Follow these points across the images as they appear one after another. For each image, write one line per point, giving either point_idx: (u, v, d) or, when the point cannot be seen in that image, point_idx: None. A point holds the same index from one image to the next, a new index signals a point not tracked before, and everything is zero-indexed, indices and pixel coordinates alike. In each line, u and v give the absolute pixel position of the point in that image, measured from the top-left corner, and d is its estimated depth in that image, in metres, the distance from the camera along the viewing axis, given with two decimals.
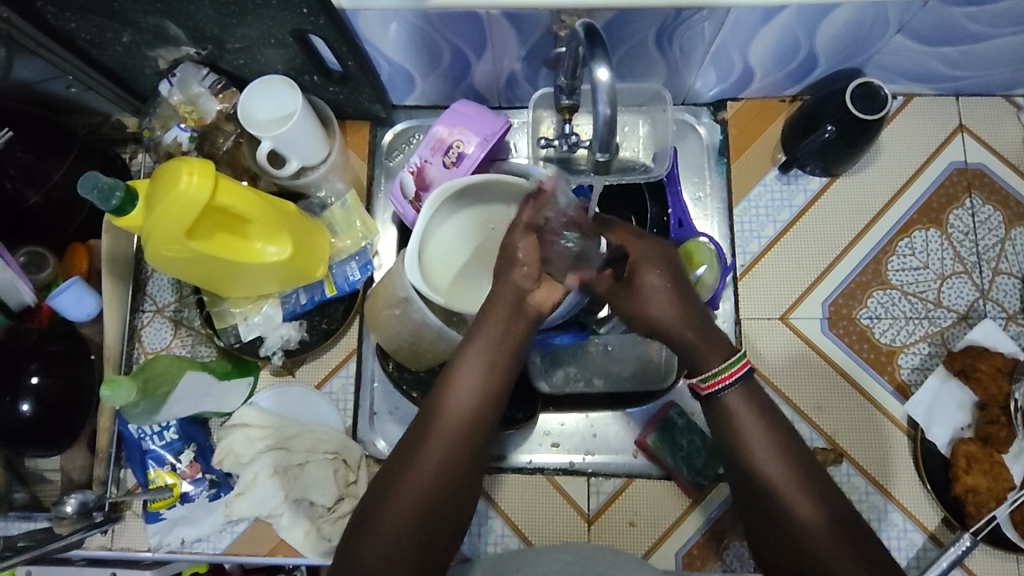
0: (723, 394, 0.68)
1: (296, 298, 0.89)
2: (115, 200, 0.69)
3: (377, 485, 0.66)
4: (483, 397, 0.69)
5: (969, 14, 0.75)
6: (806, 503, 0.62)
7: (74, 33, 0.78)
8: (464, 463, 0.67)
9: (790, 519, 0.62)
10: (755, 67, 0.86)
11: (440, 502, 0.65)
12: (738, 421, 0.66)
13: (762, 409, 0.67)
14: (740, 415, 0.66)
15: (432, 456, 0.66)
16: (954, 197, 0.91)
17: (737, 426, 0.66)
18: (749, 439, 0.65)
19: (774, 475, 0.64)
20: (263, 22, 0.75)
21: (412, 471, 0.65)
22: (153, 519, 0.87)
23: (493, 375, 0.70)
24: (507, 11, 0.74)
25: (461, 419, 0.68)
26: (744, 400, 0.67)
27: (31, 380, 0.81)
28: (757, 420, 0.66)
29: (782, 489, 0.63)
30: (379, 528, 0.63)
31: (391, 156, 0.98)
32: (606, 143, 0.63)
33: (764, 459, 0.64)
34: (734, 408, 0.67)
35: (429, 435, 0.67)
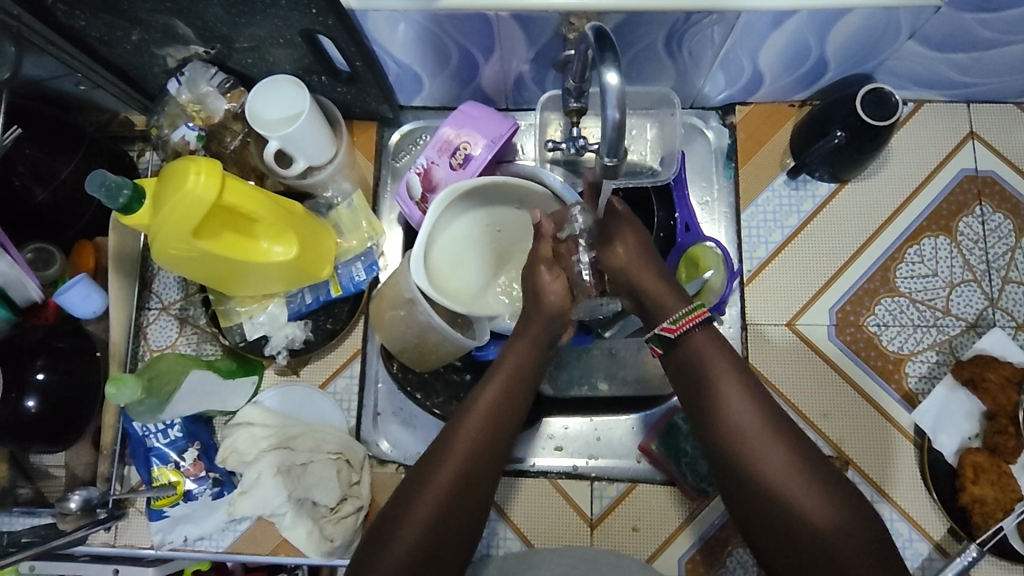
0: (691, 337, 0.67)
1: (301, 298, 0.90)
2: (122, 198, 0.69)
3: (406, 486, 0.66)
4: (512, 407, 0.70)
5: (983, 20, 0.75)
6: (774, 453, 0.61)
7: (84, 31, 0.78)
8: (494, 470, 0.67)
9: (758, 468, 0.61)
10: (765, 72, 0.86)
11: (449, 520, 0.64)
12: (704, 365, 0.66)
13: (728, 353, 0.67)
14: (705, 360, 0.66)
15: (464, 456, 0.66)
16: (964, 204, 0.91)
17: (702, 371, 0.66)
18: (716, 384, 0.65)
19: (740, 422, 0.63)
20: (272, 22, 0.74)
21: (444, 470, 0.65)
22: (157, 517, 0.87)
23: (522, 390, 0.72)
24: (515, 13, 0.74)
25: (493, 426, 0.68)
26: (711, 346, 0.67)
27: (38, 375, 0.80)
28: (724, 366, 0.66)
29: (750, 441, 0.62)
30: (407, 527, 0.63)
31: (398, 157, 0.98)
32: (615, 147, 0.61)
33: (731, 406, 0.64)
34: (700, 351, 0.67)
35: (460, 437, 0.67)
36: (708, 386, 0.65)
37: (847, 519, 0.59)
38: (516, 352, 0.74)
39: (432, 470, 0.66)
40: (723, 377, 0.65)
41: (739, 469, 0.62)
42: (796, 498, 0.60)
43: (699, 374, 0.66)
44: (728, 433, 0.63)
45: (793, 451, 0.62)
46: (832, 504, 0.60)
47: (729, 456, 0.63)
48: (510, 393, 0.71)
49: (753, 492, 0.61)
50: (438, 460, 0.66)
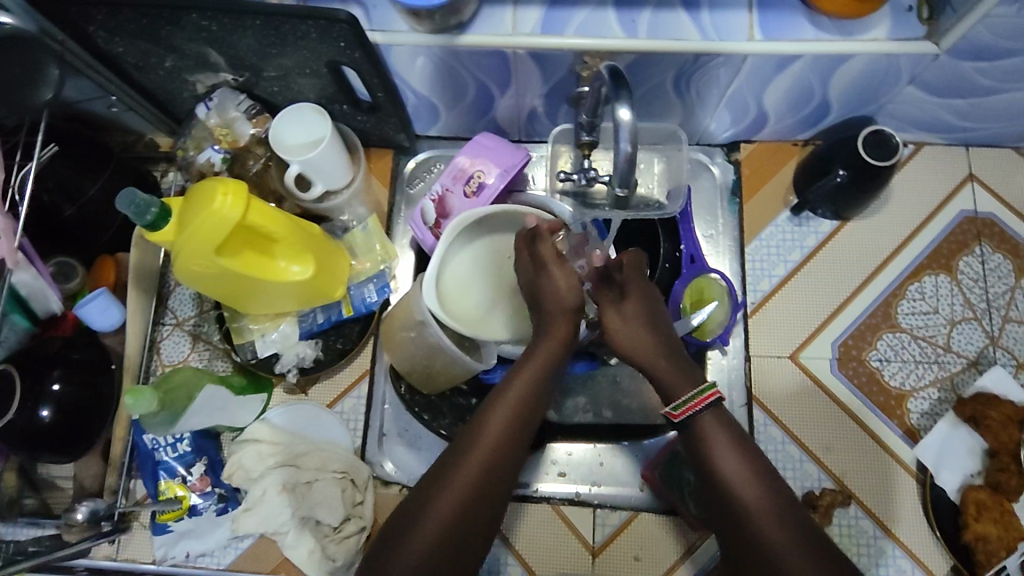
0: (698, 420, 0.67)
1: (313, 317, 0.92)
2: (149, 215, 0.72)
3: (418, 492, 0.66)
4: (510, 440, 0.68)
5: (979, 69, 0.78)
6: (781, 528, 0.61)
7: (121, 57, 0.82)
8: (485, 509, 0.66)
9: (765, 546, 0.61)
10: (769, 112, 0.89)
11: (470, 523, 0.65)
12: (722, 462, 0.65)
13: (733, 435, 0.66)
14: (717, 442, 0.66)
15: (457, 495, 0.65)
16: (964, 244, 0.93)
17: (715, 458, 0.65)
18: (722, 463, 0.65)
19: (757, 507, 0.62)
20: (301, 53, 0.78)
21: (434, 511, 0.64)
22: (161, 531, 0.88)
23: (525, 419, 0.69)
24: (532, 50, 0.77)
25: (489, 462, 0.66)
26: (719, 424, 0.67)
27: (54, 386, 0.82)
28: (738, 454, 0.65)
29: (754, 516, 0.62)
30: (412, 545, 0.63)
31: (412, 184, 1.01)
32: (626, 179, 0.63)
33: (746, 489, 0.63)
34: (710, 434, 0.66)
35: (454, 475, 0.66)
36: (727, 480, 0.64)
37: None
38: (521, 378, 0.70)
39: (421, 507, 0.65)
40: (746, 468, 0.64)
41: (744, 546, 0.62)
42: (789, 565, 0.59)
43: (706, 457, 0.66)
44: (742, 518, 0.62)
45: (793, 522, 0.62)
46: (820, 564, 0.60)
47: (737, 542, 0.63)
48: (511, 424, 0.68)
49: (756, 565, 0.61)
50: (428, 498, 0.65)
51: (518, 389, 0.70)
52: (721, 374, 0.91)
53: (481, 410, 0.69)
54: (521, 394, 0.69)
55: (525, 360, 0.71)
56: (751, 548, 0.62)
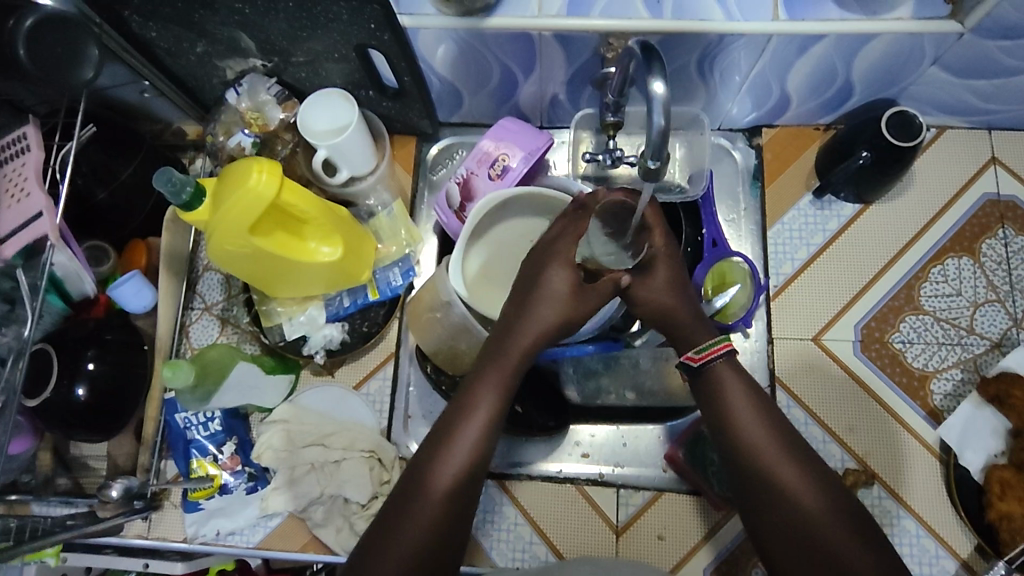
0: (713, 368, 0.68)
1: (339, 300, 0.94)
2: (185, 194, 0.73)
3: (412, 471, 0.66)
4: (491, 422, 0.68)
5: (1004, 48, 0.78)
6: (806, 482, 0.63)
7: (154, 41, 0.83)
8: (472, 489, 0.66)
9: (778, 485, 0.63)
10: (792, 95, 0.90)
11: (460, 496, 0.65)
12: (735, 404, 0.67)
13: (746, 384, 0.68)
14: (731, 391, 0.67)
15: (443, 480, 0.65)
16: (987, 227, 0.93)
17: (728, 402, 0.67)
18: (737, 412, 0.66)
19: (772, 446, 0.65)
20: (330, 36, 0.79)
21: (423, 496, 0.64)
22: (192, 509, 0.89)
23: (505, 400, 0.69)
24: (558, 33, 0.78)
25: (471, 447, 0.66)
26: (734, 372, 0.68)
27: (88, 365, 0.83)
28: (749, 397, 0.67)
29: (771, 464, 0.64)
30: (410, 522, 0.63)
31: (435, 170, 1.02)
32: (659, 150, 0.61)
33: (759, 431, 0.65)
34: (722, 381, 0.68)
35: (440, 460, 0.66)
36: (744, 435, 0.65)
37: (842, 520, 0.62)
38: (497, 362, 0.70)
39: (410, 495, 0.65)
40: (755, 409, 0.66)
41: (769, 503, 0.63)
42: (801, 503, 0.62)
43: (724, 408, 0.67)
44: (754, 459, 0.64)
45: (799, 461, 0.64)
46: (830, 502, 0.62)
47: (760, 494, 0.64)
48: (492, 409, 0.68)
49: (779, 520, 0.63)
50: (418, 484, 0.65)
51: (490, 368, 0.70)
52: (743, 357, 0.91)
53: (461, 398, 0.69)
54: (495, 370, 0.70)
55: (499, 345, 0.71)
56: (766, 489, 0.63)
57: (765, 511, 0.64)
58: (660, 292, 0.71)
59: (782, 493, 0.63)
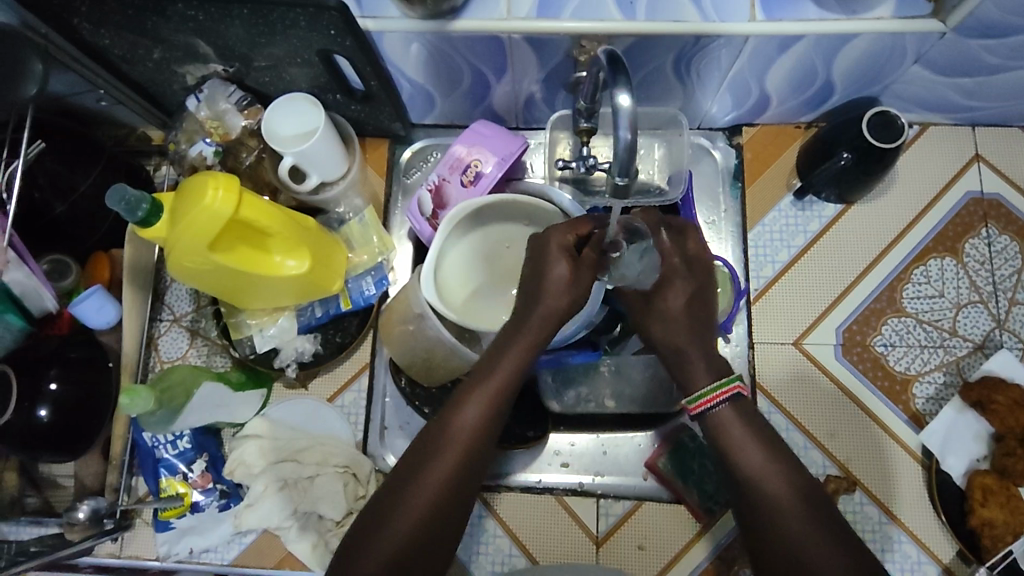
0: (716, 414, 0.66)
1: (311, 311, 0.91)
2: (140, 212, 0.70)
3: (395, 480, 0.64)
4: (487, 424, 0.65)
5: (987, 46, 0.76)
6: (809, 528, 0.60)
7: (108, 49, 0.80)
8: (467, 485, 0.64)
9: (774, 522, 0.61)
10: (772, 94, 0.87)
11: (443, 515, 0.63)
12: (736, 448, 0.64)
13: (753, 427, 0.65)
14: (736, 438, 0.64)
15: (439, 474, 0.63)
16: (971, 226, 0.91)
17: (731, 449, 0.64)
18: (742, 460, 0.63)
19: (771, 486, 0.62)
20: (291, 41, 0.76)
21: (417, 489, 0.63)
22: (163, 528, 0.88)
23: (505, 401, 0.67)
24: (528, 35, 0.75)
25: (469, 440, 0.64)
26: (737, 417, 0.65)
27: (50, 386, 0.81)
28: (752, 437, 0.64)
29: (778, 515, 0.61)
30: (387, 536, 0.61)
31: (409, 174, 1.00)
32: (626, 167, 0.62)
33: (757, 465, 0.63)
34: (725, 428, 0.65)
35: (439, 454, 0.64)
36: (752, 482, 0.62)
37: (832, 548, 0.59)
38: (505, 356, 0.68)
39: (404, 485, 0.63)
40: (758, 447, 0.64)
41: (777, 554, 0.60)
42: (794, 537, 0.60)
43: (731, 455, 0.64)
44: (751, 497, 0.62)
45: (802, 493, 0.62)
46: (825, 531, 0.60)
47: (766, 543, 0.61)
48: (497, 404, 0.66)
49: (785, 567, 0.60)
50: (413, 475, 0.64)
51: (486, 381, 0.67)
52: None
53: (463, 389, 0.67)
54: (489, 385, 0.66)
55: (509, 337, 0.69)
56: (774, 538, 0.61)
57: (758, 548, 0.62)
58: (676, 318, 0.70)
59: (779, 535, 0.60)
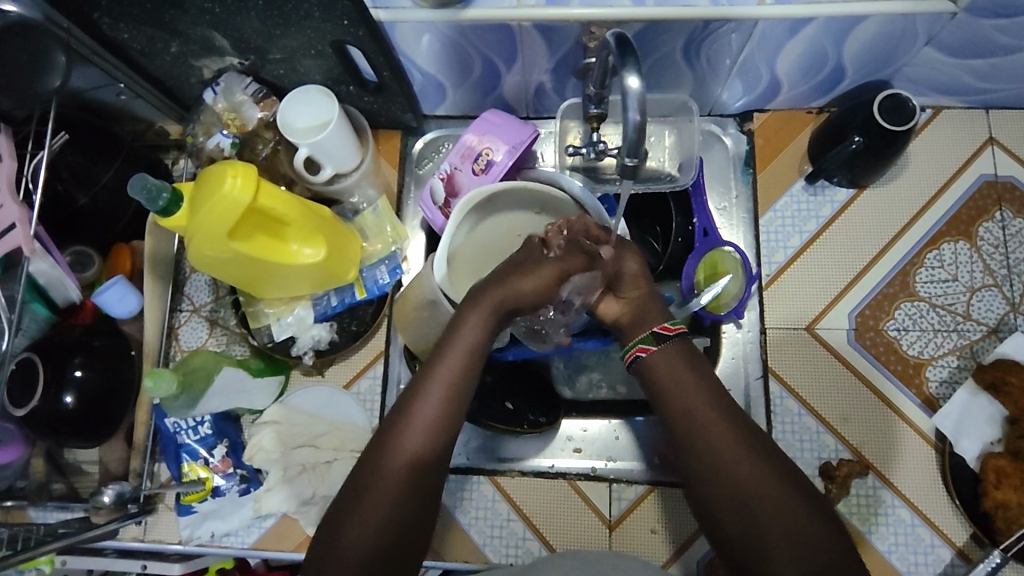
0: (662, 350, 0.68)
1: (327, 300, 0.92)
2: (162, 200, 0.72)
3: (363, 466, 0.64)
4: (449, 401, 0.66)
5: (999, 27, 0.75)
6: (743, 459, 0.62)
7: (127, 43, 0.82)
8: (435, 462, 0.65)
9: (717, 465, 0.62)
10: (782, 79, 0.88)
11: (416, 491, 0.63)
12: (674, 380, 0.66)
13: (692, 365, 0.67)
14: (681, 372, 0.67)
15: (394, 469, 0.63)
16: (984, 210, 0.91)
17: (673, 382, 0.66)
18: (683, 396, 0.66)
19: (706, 422, 0.64)
20: (305, 33, 0.77)
21: (375, 490, 0.62)
22: (186, 512, 0.90)
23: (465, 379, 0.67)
24: (538, 23, 0.76)
25: (428, 430, 0.65)
26: (681, 353, 0.68)
27: (75, 372, 0.83)
28: (683, 372, 0.66)
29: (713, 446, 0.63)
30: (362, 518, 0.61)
31: (421, 164, 1.01)
32: (635, 150, 0.62)
33: (696, 401, 0.65)
34: (670, 362, 0.67)
35: (390, 451, 0.64)
36: (693, 415, 0.65)
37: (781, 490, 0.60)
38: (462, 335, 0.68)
39: (365, 481, 0.63)
40: (694, 384, 0.66)
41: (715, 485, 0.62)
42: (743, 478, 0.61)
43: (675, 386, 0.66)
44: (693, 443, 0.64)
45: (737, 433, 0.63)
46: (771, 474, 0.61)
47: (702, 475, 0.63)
48: (447, 396, 0.66)
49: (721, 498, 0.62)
50: (373, 471, 0.63)
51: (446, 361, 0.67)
52: (736, 347, 0.90)
53: (415, 385, 0.67)
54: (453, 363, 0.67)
55: (459, 327, 0.69)
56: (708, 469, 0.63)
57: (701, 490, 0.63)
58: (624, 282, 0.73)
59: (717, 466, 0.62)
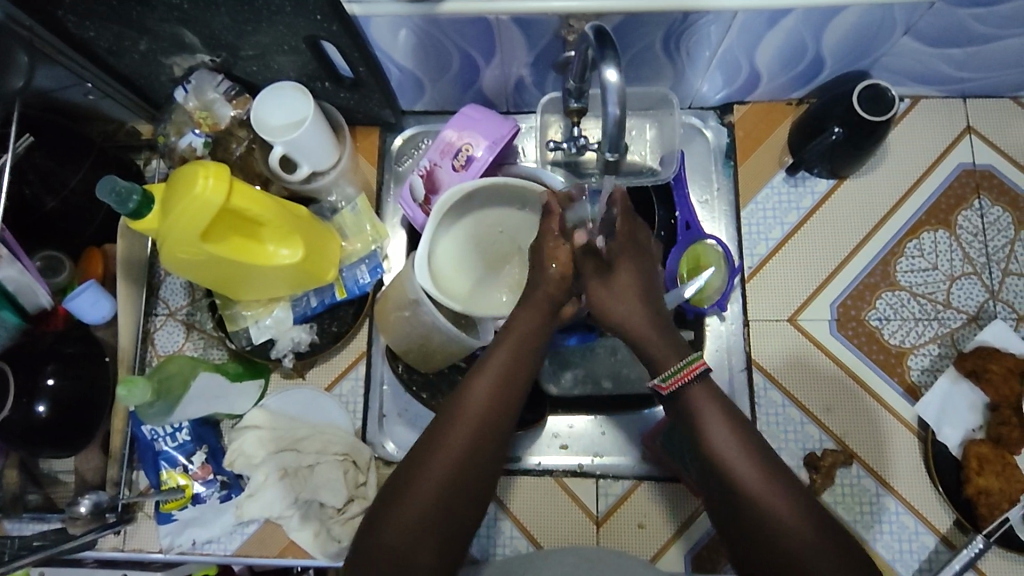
0: (687, 392, 0.63)
1: (306, 300, 0.91)
2: (132, 203, 0.70)
3: (409, 459, 0.63)
4: (498, 405, 0.64)
5: (976, 16, 0.76)
6: (789, 516, 0.57)
7: (93, 41, 0.79)
8: (484, 462, 0.62)
9: (768, 528, 0.57)
10: (762, 71, 0.87)
11: (464, 489, 0.61)
12: (704, 426, 0.61)
13: (721, 408, 0.62)
14: (706, 418, 0.61)
15: (456, 445, 0.62)
16: (963, 198, 0.92)
17: (702, 430, 0.61)
18: (712, 443, 0.60)
19: (740, 476, 0.59)
20: (277, 28, 0.76)
21: (418, 484, 0.61)
22: (165, 520, 0.88)
23: (513, 384, 0.66)
24: (515, 16, 0.75)
25: (478, 424, 0.63)
26: (709, 395, 0.62)
27: (47, 381, 0.81)
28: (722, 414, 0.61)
29: (749, 499, 0.58)
30: (403, 513, 0.60)
31: (401, 161, 0.99)
32: (616, 142, 0.62)
33: (726, 449, 0.60)
34: (698, 405, 0.62)
35: (456, 426, 0.63)
36: (724, 467, 0.59)
37: (825, 546, 0.56)
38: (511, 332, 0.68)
39: (409, 475, 0.61)
40: (728, 435, 0.61)
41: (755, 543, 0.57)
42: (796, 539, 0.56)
43: (700, 436, 0.61)
44: (735, 494, 0.59)
45: (791, 495, 0.58)
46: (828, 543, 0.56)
47: (739, 524, 0.58)
48: (509, 376, 0.66)
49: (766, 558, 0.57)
50: (417, 466, 0.62)
51: (500, 357, 0.66)
52: (720, 340, 0.90)
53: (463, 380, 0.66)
54: (508, 358, 0.66)
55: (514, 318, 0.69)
56: (749, 526, 0.58)
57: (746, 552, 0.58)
58: (627, 295, 0.67)
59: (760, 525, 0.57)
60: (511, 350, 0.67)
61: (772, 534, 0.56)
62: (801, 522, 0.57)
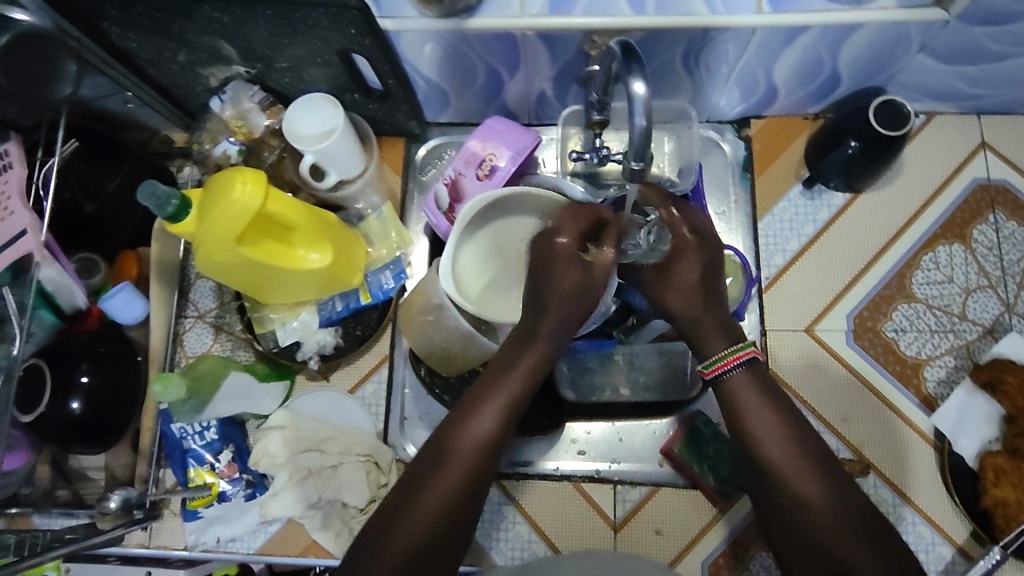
0: (729, 378, 0.66)
1: (332, 305, 0.93)
2: (170, 207, 0.73)
3: (421, 462, 0.64)
4: (508, 416, 0.66)
5: (990, 34, 0.77)
6: (821, 496, 0.59)
7: (135, 52, 0.83)
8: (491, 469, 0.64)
9: (800, 506, 0.60)
10: (779, 86, 0.89)
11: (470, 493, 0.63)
12: (744, 410, 0.64)
13: (762, 394, 0.65)
14: (746, 401, 0.64)
15: (460, 461, 0.63)
16: (978, 213, 0.93)
17: (741, 412, 0.64)
18: (751, 426, 0.63)
19: (776, 457, 0.62)
20: (312, 42, 0.79)
21: (430, 488, 0.62)
22: (192, 517, 0.90)
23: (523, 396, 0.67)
24: (541, 32, 0.78)
25: (487, 432, 0.64)
26: (750, 381, 0.65)
27: (82, 379, 0.83)
28: (763, 400, 0.65)
29: (786, 478, 0.61)
30: (416, 514, 0.61)
31: (425, 171, 1.02)
32: (641, 152, 0.64)
33: (766, 431, 0.63)
34: (739, 390, 0.65)
35: (457, 445, 0.64)
36: (760, 448, 0.62)
37: (852, 529, 0.58)
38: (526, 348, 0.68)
39: (422, 478, 0.63)
40: (767, 420, 0.63)
41: (788, 518, 0.60)
42: (823, 522, 0.59)
43: (742, 417, 0.64)
44: (771, 479, 0.61)
45: (824, 479, 0.60)
46: (855, 527, 0.58)
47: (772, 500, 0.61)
48: (511, 398, 0.66)
49: (798, 534, 0.60)
50: (428, 469, 0.63)
51: (514, 371, 0.67)
52: None
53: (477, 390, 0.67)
54: (523, 371, 0.67)
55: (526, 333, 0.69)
56: (783, 503, 0.60)
57: (778, 530, 0.61)
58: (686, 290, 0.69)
59: (793, 503, 0.60)
60: (526, 364, 0.67)
61: (805, 519, 0.59)
62: (833, 501, 0.59)
